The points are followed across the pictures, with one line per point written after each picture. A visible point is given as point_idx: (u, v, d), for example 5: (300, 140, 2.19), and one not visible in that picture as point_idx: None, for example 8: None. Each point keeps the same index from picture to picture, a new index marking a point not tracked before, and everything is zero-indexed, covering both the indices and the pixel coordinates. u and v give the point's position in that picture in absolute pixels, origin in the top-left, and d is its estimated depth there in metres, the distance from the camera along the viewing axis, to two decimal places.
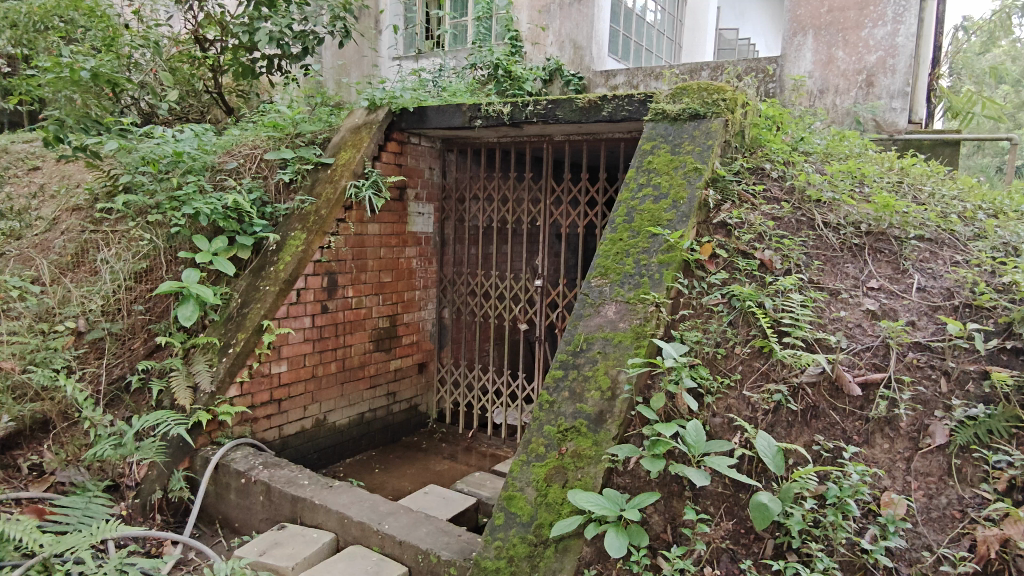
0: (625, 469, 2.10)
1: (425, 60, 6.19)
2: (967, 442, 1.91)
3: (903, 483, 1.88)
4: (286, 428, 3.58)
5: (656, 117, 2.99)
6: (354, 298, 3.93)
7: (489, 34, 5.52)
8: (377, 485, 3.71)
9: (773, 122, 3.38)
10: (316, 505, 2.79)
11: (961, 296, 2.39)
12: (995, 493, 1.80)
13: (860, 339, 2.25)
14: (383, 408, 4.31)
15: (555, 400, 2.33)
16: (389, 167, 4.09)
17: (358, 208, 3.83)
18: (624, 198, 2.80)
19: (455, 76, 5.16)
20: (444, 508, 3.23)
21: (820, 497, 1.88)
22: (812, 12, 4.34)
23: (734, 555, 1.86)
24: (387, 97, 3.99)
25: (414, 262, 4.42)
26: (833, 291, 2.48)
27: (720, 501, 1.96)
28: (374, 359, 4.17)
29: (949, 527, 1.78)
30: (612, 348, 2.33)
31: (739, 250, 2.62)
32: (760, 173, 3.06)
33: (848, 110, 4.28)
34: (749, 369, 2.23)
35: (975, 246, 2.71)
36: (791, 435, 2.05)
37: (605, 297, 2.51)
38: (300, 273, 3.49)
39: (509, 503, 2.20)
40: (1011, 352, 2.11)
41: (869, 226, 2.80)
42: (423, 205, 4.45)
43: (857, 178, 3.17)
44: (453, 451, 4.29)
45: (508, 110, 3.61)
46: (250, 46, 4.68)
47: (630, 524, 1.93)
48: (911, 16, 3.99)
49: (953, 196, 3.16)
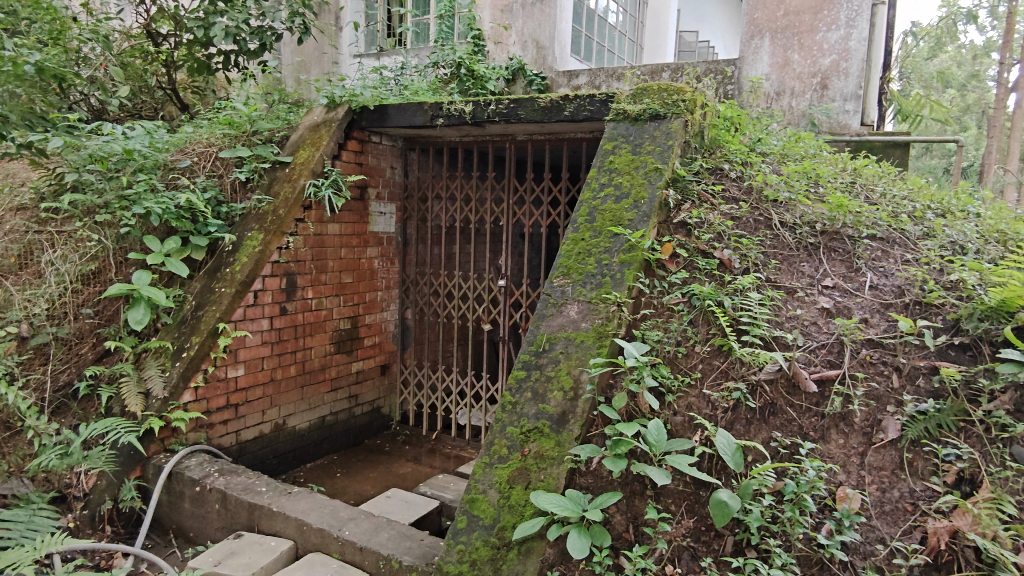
0: (587, 469, 2.08)
1: (387, 58, 6.10)
2: (917, 436, 1.94)
3: (858, 478, 1.90)
4: (244, 434, 3.46)
5: (618, 117, 2.99)
6: (314, 300, 3.83)
7: (451, 33, 5.46)
8: (338, 490, 3.63)
9: (732, 123, 3.41)
10: (274, 512, 2.70)
11: (912, 293, 2.44)
12: (945, 485, 1.84)
13: (816, 337, 2.28)
14: (345, 411, 4.22)
15: (518, 401, 2.30)
16: (349, 166, 4.00)
17: (317, 208, 3.74)
18: (586, 198, 2.79)
19: (417, 75, 5.08)
20: (406, 512, 3.18)
21: (778, 493, 1.88)
22: (769, 15, 4.40)
23: (695, 553, 1.85)
24: (347, 95, 3.92)
25: (376, 262, 4.35)
26: (790, 290, 2.50)
27: (681, 500, 1.96)
28: (335, 361, 4.07)
29: (902, 520, 1.80)
30: (574, 348, 2.32)
31: (698, 249, 2.64)
32: (719, 173, 3.09)
33: (803, 112, 4.35)
34: (710, 367, 2.23)
35: (924, 244, 2.78)
36: (750, 432, 2.06)
37: (568, 297, 2.50)
38: (257, 275, 3.39)
39: (472, 506, 2.16)
40: (958, 348, 2.16)
41: (824, 226, 2.84)
42: (385, 204, 4.38)
43: (812, 178, 3.22)
44: (417, 453, 4.22)
45: (470, 109, 3.57)
46: (205, 41, 4.54)
47: (593, 524, 1.91)
48: (863, 21, 4.08)
49: (904, 197, 3.24)
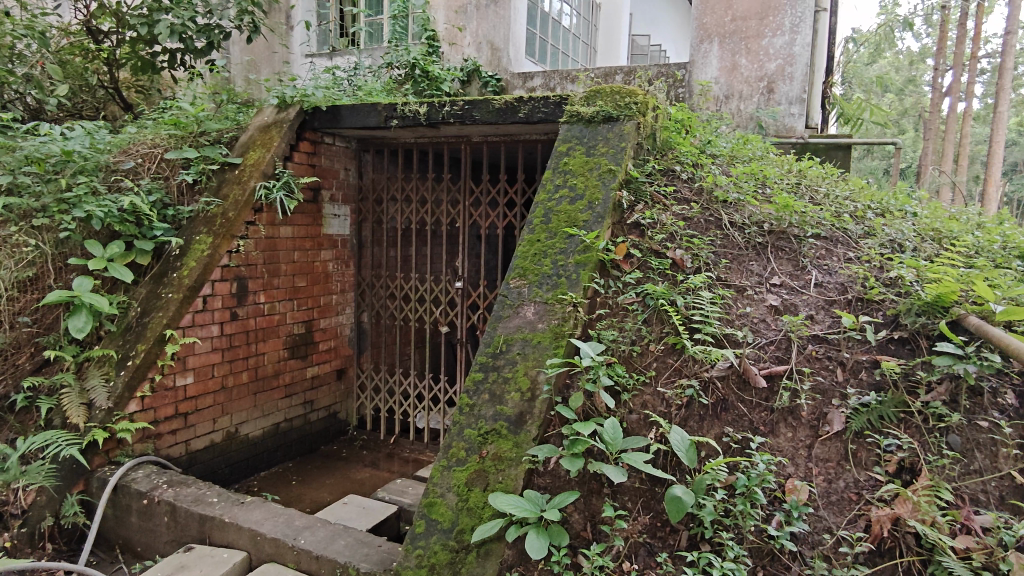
0: (545, 470, 2.10)
1: (339, 58, 6.00)
2: (861, 428, 2.01)
3: (806, 469, 1.96)
4: (194, 443, 3.35)
5: (571, 119, 3.01)
6: (266, 304, 3.75)
7: (405, 34, 5.43)
8: (293, 498, 3.55)
9: (682, 125, 3.48)
10: (226, 523, 2.63)
11: (855, 290, 2.53)
12: (886, 474, 1.91)
13: (764, 333, 2.34)
14: (300, 418, 4.13)
15: (475, 403, 2.30)
16: (302, 167, 3.94)
17: (268, 210, 3.67)
18: (541, 199, 2.80)
19: (371, 75, 5.02)
20: (364, 518, 3.14)
21: (730, 487, 1.92)
22: (717, 21, 4.51)
23: (652, 548, 1.88)
24: (298, 96, 3.85)
25: (331, 265, 4.28)
26: (739, 288, 2.57)
27: (637, 496, 1.98)
28: (289, 366, 3.99)
29: (847, 509, 1.86)
30: (531, 348, 2.33)
31: (652, 249, 2.68)
32: (671, 174, 3.15)
33: (751, 115, 4.47)
34: (664, 366, 2.27)
35: (865, 242, 2.89)
36: (703, 428, 2.10)
37: (524, 297, 2.51)
38: (206, 279, 3.30)
39: (430, 510, 2.14)
40: (898, 342, 2.25)
41: (771, 225, 2.92)
42: (339, 206, 4.32)
43: (760, 179, 3.31)
44: (374, 458, 4.17)
45: (424, 110, 3.55)
46: (150, 39, 4.40)
47: (551, 524, 1.92)
48: (806, 27, 4.22)
49: (846, 197, 3.36)
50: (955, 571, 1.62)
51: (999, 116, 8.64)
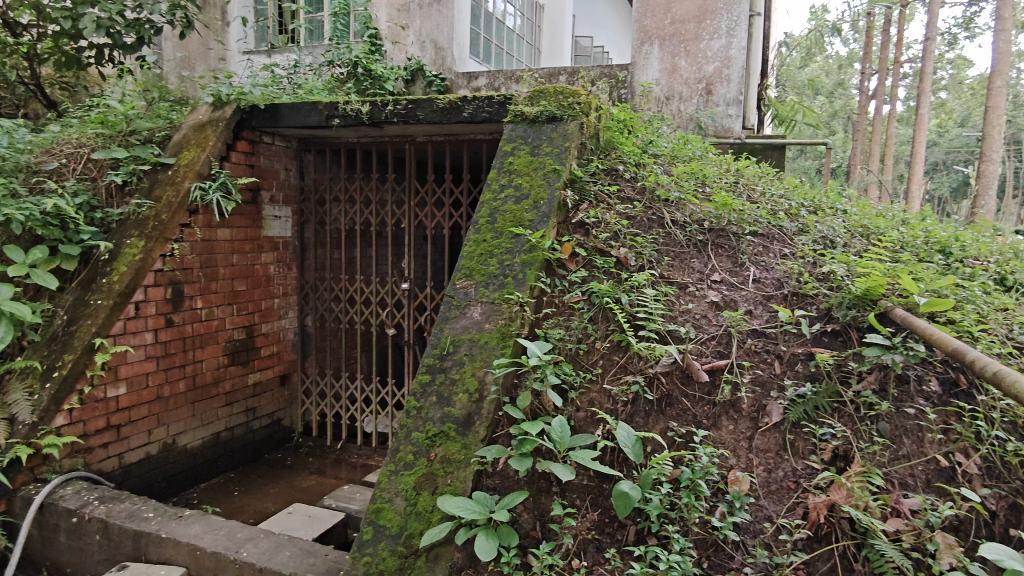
0: (493, 470, 2.08)
1: (278, 56, 5.83)
2: (798, 418, 2.07)
3: (746, 460, 2.00)
4: (128, 457, 3.19)
5: (515, 118, 3.01)
6: (204, 310, 3.60)
7: (346, 32, 5.32)
8: (236, 509, 3.43)
9: (625, 125, 3.52)
10: (162, 539, 2.50)
11: (790, 285, 2.61)
12: (822, 462, 1.97)
13: (706, 329, 2.39)
14: (242, 426, 3.99)
15: (422, 406, 2.27)
16: (239, 168, 3.81)
17: (204, 212, 3.53)
18: (486, 199, 2.79)
19: (311, 74, 4.90)
20: (309, 527, 3.05)
21: (675, 480, 1.95)
22: (657, 23, 4.58)
23: (600, 544, 1.89)
24: (234, 93, 3.72)
25: (272, 269, 4.16)
26: (681, 284, 2.62)
27: (585, 493, 1.99)
28: (229, 373, 3.85)
29: (786, 498, 1.90)
30: (478, 349, 2.31)
31: (597, 248, 2.70)
32: (615, 174, 3.18)
33: (691, 116, 4.56)
34: (610, 363, 2.29)
35: (800, 239, 2.99)
36: (648, 424, 2.12)
37: (471, 298, 2.49)
38: (138, 284, 3.15)
39: (377, 516, 2.09)
40: (831, 334, 2.34)
41: (711, 223, 2.99)
42: (280, 207, 4.20)
43: (699, 178, 3.38)
44: (321, 465, 4.08)
45: (366, 109, 3.49)
46: (74, 33, 4.17)
47: (500, 525, 1.90)
48: (741, 31, 4.35)
49: (780, 195, 3.47)
50: (887, 553, 1.68)
51: (921, 117, 9.08)
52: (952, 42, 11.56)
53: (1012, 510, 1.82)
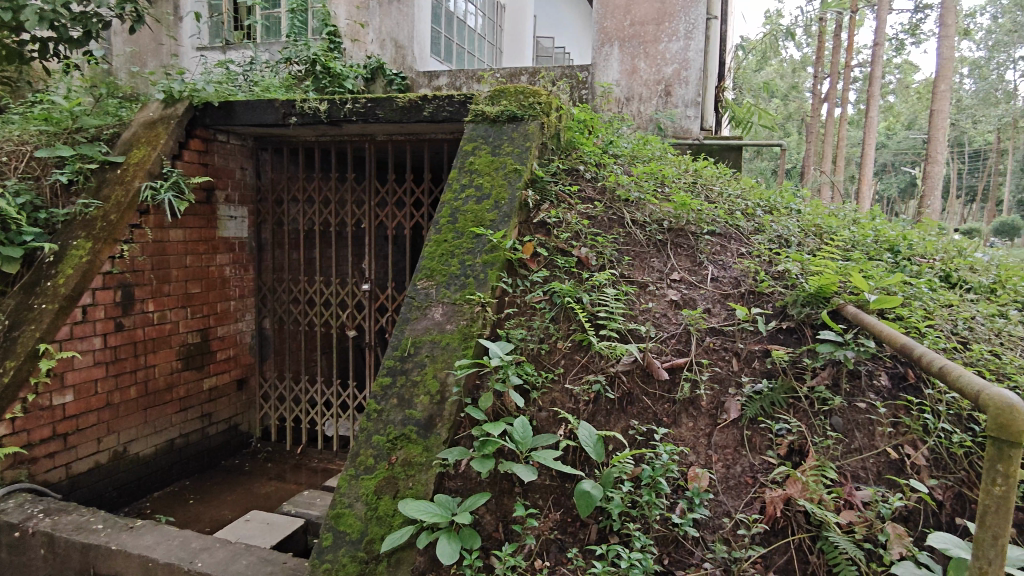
0: (455, 472, 2.06)
1: (234, 53, 5.69)
2: (755, 414, 2.10)
3: (706, 457, 2.02)
4: (76, 467, 3.05)
5: (476, 118, 2.99)
6: (156, 313, 3.48)
7: (304, 29, 5.21)
8: (191, 518, 3.32)
9: (585, 126, 3.53)
10: (112, 551, 2.40)
11: (747, 283, 2.65)
12: (778, 457, 1.99)
13: (665, 328, 2.41)
14: (197, 432, 3.87)
15: (383, 409, 2.22)
16: (192, 167, 3.69)
17: (155, 212, 3.41)
18: (447, 199, 2.76)
19: (268, 71, 4.79)
20: (267, 535, 2.98)
21: (636, 478, 1.96)
22: (617, 25, 4.61)
23: (563, 544, 1.88)
24: (187, 90, 3.61)
25: (228, 270, 4.04)
26: (642, 283, 2.63)
27: (547, 493, 1.98)
28: (184, 378, 3.73)
29: (744, 493, 1.92)
30: (439, 350, 2.28)
31: (558, 248, 2.70)
32: (576, 174, 3.19)
33: (650, 117, 4.60)
34: (571, 362, 2.28)
35: (756, 239, 3.04)
36: (610, 423, 2.13)
37: (432, 299, 2.46)
38: (85, 287, 3.02)
39: (337, 522, 2.04)
40: (786, 331, 2.38)
41: (671, 223, 3.01)
42: (236, 207, 4.09)
43: (659, 179, 3.41)
44: (280, 470, 3.98)
45: (325, 107, 3.43)
46: (15, 26, 3.98)
47: (462, 528, 1.88)
48: (699, 33, 4.41)
49: (737, 195, 3.53)
50: (841, 545, 1.71)
51: (870, 120, 9.36)
52: (899, 47, 11.95)
53: (958, 500, 1.87)
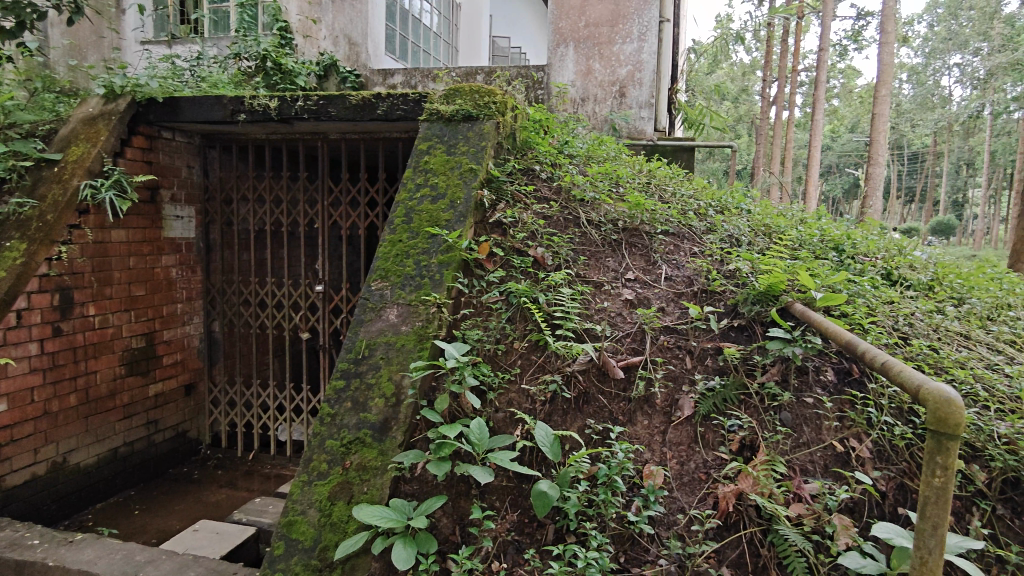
0: (411, 476, 2.02)
1: (180, 47, 5.49)
2: (708, 411, 2.12)
3: (660, 454, 2.03)
4: (10, 479, 2.89)
5: (431, 117, 2.95)
6: (97, 317, 3.33)
7: (254, 24, 5.05)
8: (136, 530, 3.19)
9: (540, 125, 3.53)
10: (49, 568, 2.28)
11: (699, 282, 2.69)
12: (730, 453, 2.02)
13: (621, 327, 2.42)
14: (142, 440, 3.71)
15: (336, 413, 2.17)
16: (135, 165, 3.55)
17: (96, 212, 3.26)
18: (402, 198, 2.71)
19: (217, 66, 4.64)
20: (216, 544, 2.87)
21: (592, 478, 1.96)
22: (572, 25, 4.62)
23: (520, 546, 1.86)
24: (129, 85, 3.47)
25: (174, 272, 3.89)
26: (597, 283, 2.64)
27: (504, 495, 1.97)
28: (128, 385, 3.57)
29: (698, 489, 1.94)
30: (395, 352, 2.24)
31: (513, 248, 2.69)
32: (531, 174, 3.18)
33: (605, 118, 4.63)
34: (528, 363, 2.27)
35: (708, 238, 3.08)
36: (566, 422, 2.12)
37: (386, 300, 2.41)
38: (20, 291, 2.87)
39: (289, 530, 1.97)
40: (737, 329, 2.42)
41: (625, 223, 3.03)
42: (182, 207, 3.94)
43: (613, 179, 3.43)
44: (231, 477, 3.86)
45: (275, 104, 3.34)
46: None
47: (417, 532, 1.84)
48: (653, 35, 4.45)
49: (689, 196, 3.58)
50: (790, 537, 1.74)
51: (816, 122, 9.64)
52: (843, 53, 12.35)
53: (900, 490, 1.93)
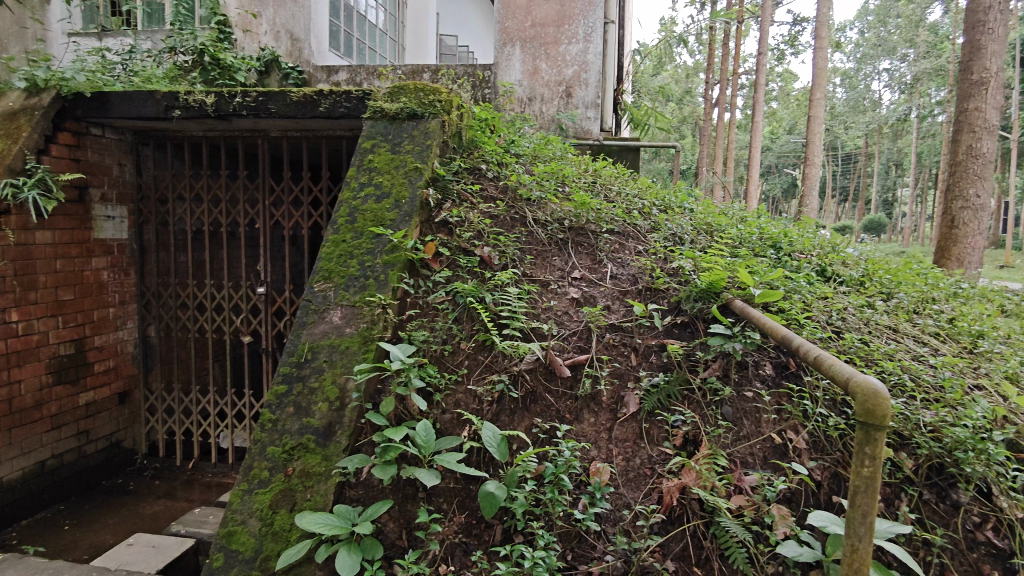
0: (356, 481, 1.97)
1: (109, 40, 5.25)
2: (653, 407, 2.14)
3: (607, 451, 2.04)
4: None
5: (374, 115, 2.88)
6: (20, 324, 3.13)
7: (190, 17, 4.89)
8: (65, 547, 3.02)
9: (487, 124, 3.51)
10: None
11: (644, 280, 2.72)
12: (674, 448, 2.04)
13: (567, 326, 2.43)
14: (73, 452, 3.51)
15: (278, 418, 2.09)
16: (61, 162, 3.36)
17: (18, 212, 3.07)
18: (345, 198, 2.65)
19: (150, 61, 4.44)
20: (153, 559, 2.75)
21: (539, 476, 1.95)
22: (518, 25, 4.61)
23: (468, 548, 1.83)
24: (53, 78, 3.27)
25: (106, 274, 3.70)
26: (544, 282, 2.64)
27: (452, 497, 1.94)
28: (56, 394, 3.37)
29: (643, 484, 1.95)
30: (339, 355, 2.18)
31: (460, 248, 2.66)
32: (477, 173, 3.15)
33: (552, 118, 4.64)
34: (475, 363, 2.25)
35: (652, 237, 3.12)
36: (513, 422, 2.11)
37: (330, 302, 2.35)
38: None
39: (229, 541, 1.89)
40: (681, 326, 2.46)
41: (571, 222, 3.05)
42: (114, 207, 3.75)
43: (559, 178, 3.43)
44: (170, 487, 3.70)
45: (212, 100, 3.22)
46: None
47: (362, 539, 1.79)
48: (597, 37, 4.51)
49: (634, 195, 3.62)
50: (731, 529, 1.76)
51: (756, 124, 9.91)
52: (780, 57, 12.75)
53: (834, 479, 1.98)
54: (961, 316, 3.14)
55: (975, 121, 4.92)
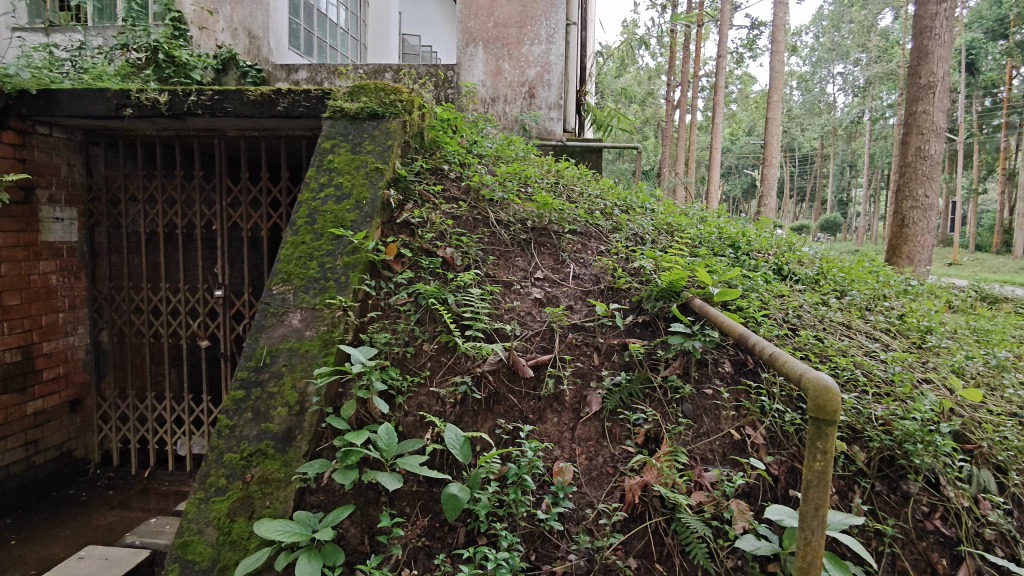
0: (317, 486, 1.93)
1: (57, 35, 5.05)
2: (614, 406, 2.15)
3: (570, 451, 2.05)
4: None
5: (334, 115, 2.84)
6: None
7: (143, 14, 4.74)
8: (12, 562, 2.90)
9: (449, 124, 3.49)
10: None
11: (606, 280, 2.74)
12: (636, 446, 2.05)
13: (530, 326, 2.43)
14: (21, 463, 3.36)
15: (235, 424, 2.04)
16: (5, 162, 3.22)
17: None
18: (304, 198, 2.60)
19: (100, 58, 4.29)
20: (106, 572, 2.65)
21: (502, 477, 1.94)
22: (480, 26, 4.59)
23: (431, 551, 1.81)
24: None
25: (54, 278, 3.57)
26: (507, 283, 2.63)
27: (414, 500, 1.92)
28: (2, 403, 3.23)
29: (606, 483, 1.96)
30: (298, 358, 2.14)
31: (422, 249, 2.64)
32: (439, 173, 3.13)
33: (516, 118, 4.64)
34: (438, 365, 2.23)
35: (613, 237, 3.15)
36: (477, 423, 2.09)
37: (289, 305, 2.30)
38: None
39: (185, 551, 1.83)
40: (642, 325, 2.48)
41: (534, 222, 3.05)
42: (63, 208, 3.62)
43: (522, 178, 3.43)
44: (125, 497, 3.58)
45: (165, 99, 3.15)
46: None
47: (323, 545, 1.75)
48: (559, 38, 4.53)
49: (596, 196, 3.64)
50: (692, 525, 1.77)
51: (716, 125, 10.08)
52: (739, 60, 12.99)
53: (791, 473, 2.01)
54: (910, 312, 3.24)
55: (923, 125, 5.08)
